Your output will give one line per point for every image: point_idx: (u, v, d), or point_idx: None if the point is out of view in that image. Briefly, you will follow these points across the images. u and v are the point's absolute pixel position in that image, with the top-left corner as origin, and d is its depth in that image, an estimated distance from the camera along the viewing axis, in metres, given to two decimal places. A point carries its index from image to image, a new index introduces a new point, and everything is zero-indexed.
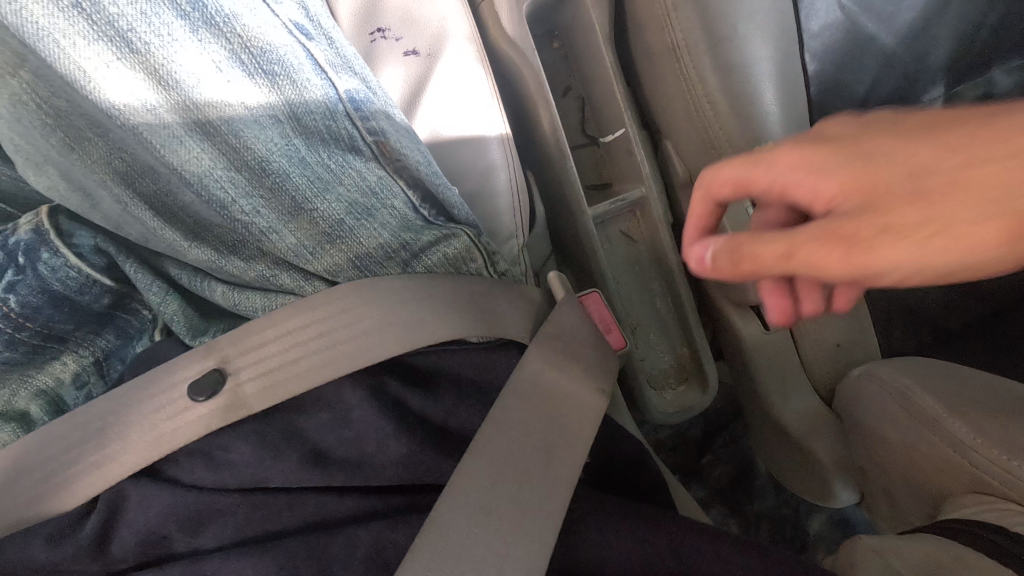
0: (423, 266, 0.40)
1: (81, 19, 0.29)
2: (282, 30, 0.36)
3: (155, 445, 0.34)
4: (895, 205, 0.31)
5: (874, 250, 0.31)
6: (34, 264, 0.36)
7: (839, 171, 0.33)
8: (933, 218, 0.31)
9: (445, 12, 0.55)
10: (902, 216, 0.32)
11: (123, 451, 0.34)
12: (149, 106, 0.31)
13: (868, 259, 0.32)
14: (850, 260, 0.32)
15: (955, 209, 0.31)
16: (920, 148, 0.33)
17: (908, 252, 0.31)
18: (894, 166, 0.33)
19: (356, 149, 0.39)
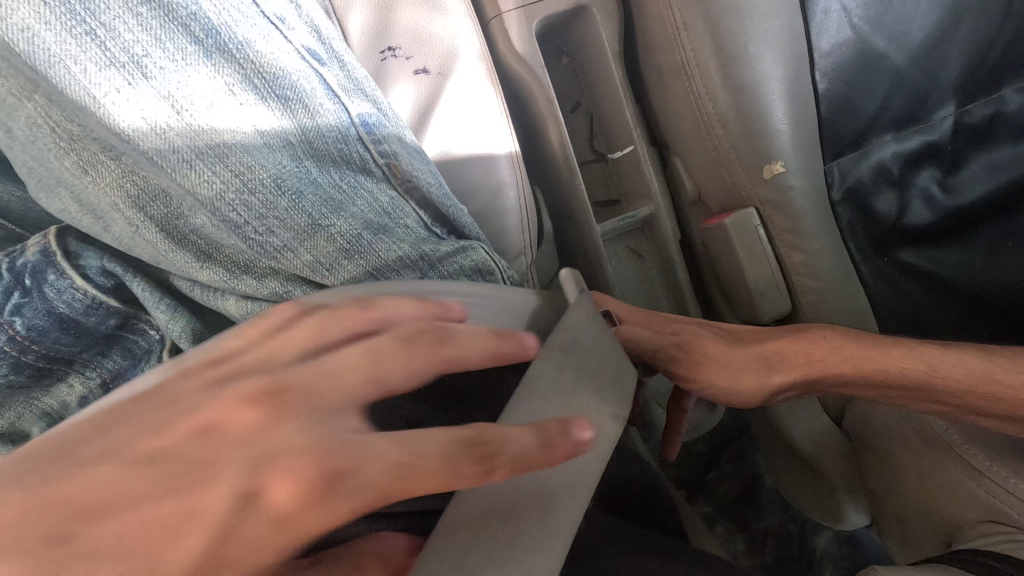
0: (442, 274, 0.39)
1: (94, 45, 0.29)
2: (296, 55, 0.36)
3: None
4: (709, 347, 0.48)
5: (696, 368, 0.47)
6: (42, 287, 0.35)
7: (685, 324, 0.51)
8: (732, 359, 0.47)
9: (453, 31, 0.54)
10: (716, 352, 0.48)
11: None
12: (160, 129, 0.31)
13: (691, 369, 0.47)
14: (684, 366, 0.47)
15: (739, 360, 0.47)
16: (746, 329, 0.52)
17: (713, 377, 0.47)
18: (739, 330, 0.51)
19: (367, 169, 0.39)
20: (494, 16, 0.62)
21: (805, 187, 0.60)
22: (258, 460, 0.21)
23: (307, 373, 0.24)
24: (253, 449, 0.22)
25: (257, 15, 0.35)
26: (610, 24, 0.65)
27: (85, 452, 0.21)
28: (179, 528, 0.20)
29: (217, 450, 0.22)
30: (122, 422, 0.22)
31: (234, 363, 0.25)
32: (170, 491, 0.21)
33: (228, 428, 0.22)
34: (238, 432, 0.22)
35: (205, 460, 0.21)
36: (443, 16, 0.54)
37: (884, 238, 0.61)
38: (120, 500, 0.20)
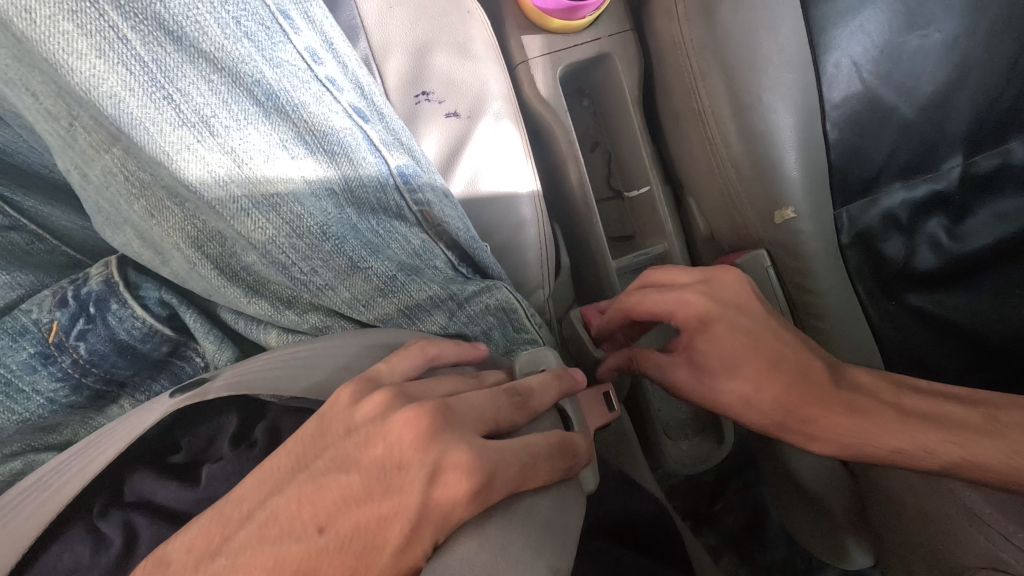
0: (466, 316, 0.42)
1: (169, 108, 0.31)
2: (345, 114, 0.37)
3: (188, 488, 0.36)
4: (738, 356, 0.48)
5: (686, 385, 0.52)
6: (106, 315, 0.39)
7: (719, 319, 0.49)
8: (758, 379, 0.48)
9: (485, 76, 0.58)
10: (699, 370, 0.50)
11: (154, 490, 0.36)
12: (221, 181, 0.33)
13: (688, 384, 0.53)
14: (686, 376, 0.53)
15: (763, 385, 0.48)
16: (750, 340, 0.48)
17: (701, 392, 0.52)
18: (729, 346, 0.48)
19: (401, 216, 0.41)
20: (521, 61, 0.65)
21: (813, 232, 0.63)
22: (432, 469, 0.30)
23: (459, 402, 0.33)
24: (424, 458, 0.30)
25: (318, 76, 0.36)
26: (631, 71, 0.68)
27: (315, 466, 0.31)
28: (389, 515, 0.30)
29: (399, 454, 0.31)
30: (328, 441, 0.32)
31: (394, 386, 0.33)
32: (374, 488, 0.30)
33: (398, 441, 0.31)
34: (408, 445, 0.31)
35: (391, 464, 0.31)
36: (476, 63, 0.58)
37: (887, 282, 0.63)
38: (346, 501, 0.30)
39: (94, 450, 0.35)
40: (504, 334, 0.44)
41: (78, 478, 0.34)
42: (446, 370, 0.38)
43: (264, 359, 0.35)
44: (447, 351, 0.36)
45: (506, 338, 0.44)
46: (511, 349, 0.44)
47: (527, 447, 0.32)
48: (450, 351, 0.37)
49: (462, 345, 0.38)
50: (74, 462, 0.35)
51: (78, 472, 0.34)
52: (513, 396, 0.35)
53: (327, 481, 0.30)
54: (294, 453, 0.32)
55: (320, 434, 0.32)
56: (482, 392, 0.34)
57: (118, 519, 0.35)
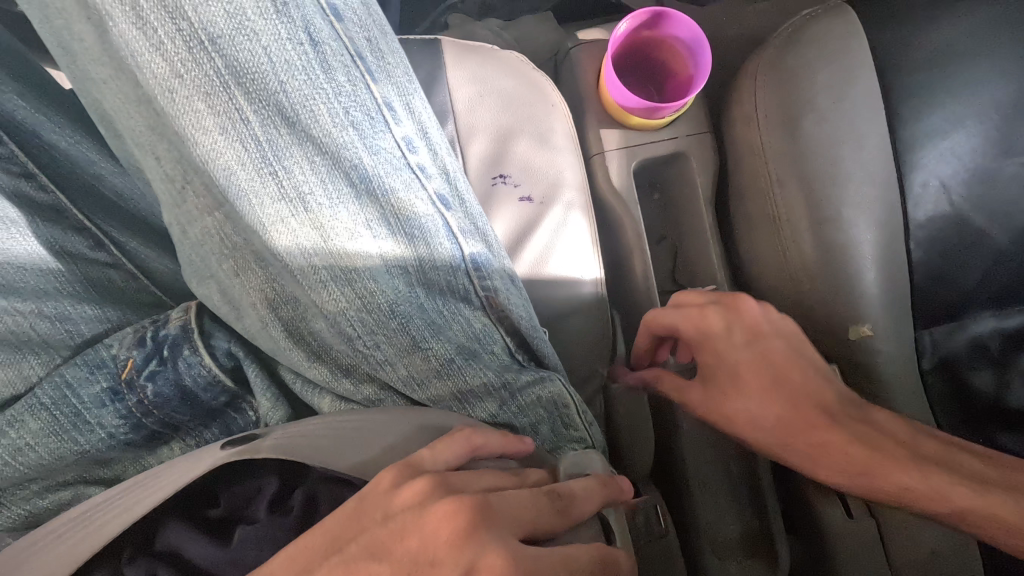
0: (517, 406, 0.41)
1: (273, 183, 0.33)
2: (429, 202, 0.37)
3: (219, 548, 0.35)
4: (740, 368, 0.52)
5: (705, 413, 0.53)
6: (177, 359, 0.41)
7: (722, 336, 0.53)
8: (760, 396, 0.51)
9: (562, 166, 0.60)
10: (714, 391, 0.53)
11: (184, 542, 0.36)
12: (306, 253, 0.34)
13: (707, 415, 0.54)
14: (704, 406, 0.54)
15: (761, 401, 0.51)
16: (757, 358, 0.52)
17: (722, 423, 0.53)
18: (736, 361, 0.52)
19: (467, 299, 0.40)
20: (598, 153, 0.67)
21: (891, 354, 0.59)
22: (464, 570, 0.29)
23: (499, 498, 0.32)
24: (459, 556, 0.30)
25: (411, 163, 0.37)
26: (705, 170, 0.68)
27: (348, 550, 0.30)
28: None
29: (433, 550, 0.30)
30: (365, 524, 0.31)
31: (437, 473, 0.33)
32: None
33: (434, 533, 0.30)
34: (446, 540, 0.30)
35: (425, 559, 0.30)
36: (553, 152, 0.60)
37: (975, 416, 0.59)
38: None
39: (139, 491, 0.36)
40: (554, 431, 0.42)
41: (115, 522, 0.34)
42: (489, 461, 0.37)
43: (312, 425, 0.36)
44: (489, 444, 0.36)
45: (555, 434, 0.42)
46: (558, 447, 0.42)
47: (569, 557, 0.31)
48: (495, 444, 0.36)
49: (506, 437, 0.38)
50: (118, 502, 0.36)
51: (117, 516, 0.35)
52: (554, 499, 0.34)
53: (359, 569, 0.29)
54: (330, 532, 0.31)
55: (357, 515, 0.31)
56: (523, 489, 0.33)
57: (143, 568, 0.35)
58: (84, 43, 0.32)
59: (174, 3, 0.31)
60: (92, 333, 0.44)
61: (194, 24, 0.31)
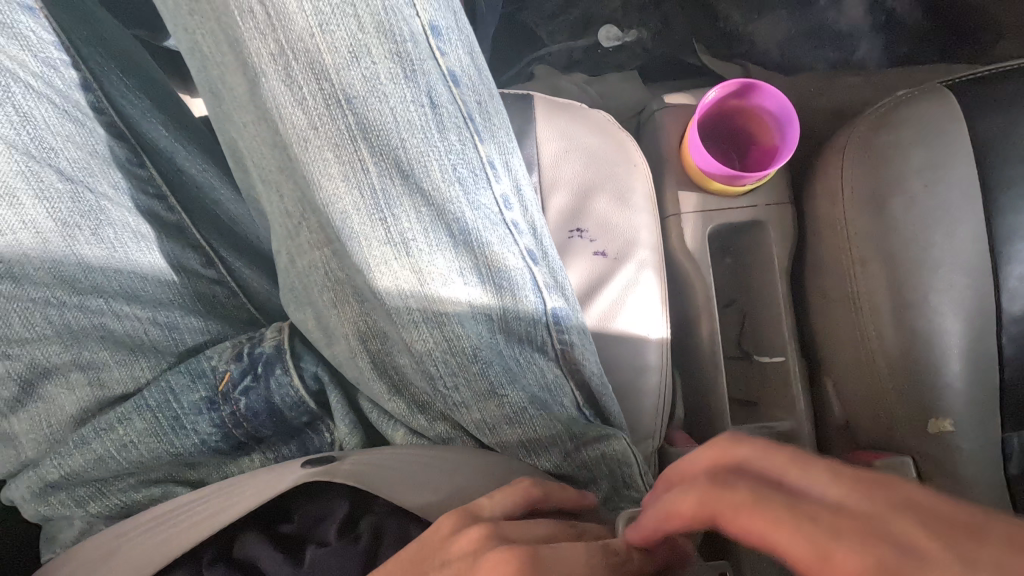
0: (580, 460, 0.42)
1: (381, 227, 0.36)
2: (521, 258, 0.39)
3: (291, 565, 0.37)
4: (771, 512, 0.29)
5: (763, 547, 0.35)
6: (270, 377, 0.44)
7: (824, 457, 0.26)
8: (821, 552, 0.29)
9: (638, 225, 0.61)
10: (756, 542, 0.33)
11: (261, 553, 0.38)
12: (403, 294, 0.37)
13: None
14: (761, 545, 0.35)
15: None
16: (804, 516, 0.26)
17: None
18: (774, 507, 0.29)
19: (543, 349, 0.42)
20: (674, 214, 0.68)
21: (975, 453, 0.55)
22: None
23: (550, 550, 0.30)
24: None
25: (506, 220, 0.39)
26: (783, 241, 0.68)
27: None
28: None
29: None
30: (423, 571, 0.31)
31: (489, 526, 0.32)
32: None
33: None
34: None
35: None
36: (632, 212, 0.61)
37: None
38: None
39: (220, 500, 0.39)
40: (612, 487, 0.42)
41: (201, 526, 0.37)
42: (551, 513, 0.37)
43: (382, 456, 0.38)
44: (548, 498, 0.37)
45: (613, 490, 0.42)
46: (615, 504, 0.42)
47: None
48: (552, 498, 0.37)
49: (568, 492, 0.39)
50: (199, 509, 0.38)
51: (204, 519, 0.37)
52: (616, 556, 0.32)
53: None
54: None
55: (416, 560, 0.31)
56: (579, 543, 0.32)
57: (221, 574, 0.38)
58: (236, 92, 0.36)
59: (320, 66, 0.34)
60: (195, 342, 0.48)
61: (335, 85, 0.34)
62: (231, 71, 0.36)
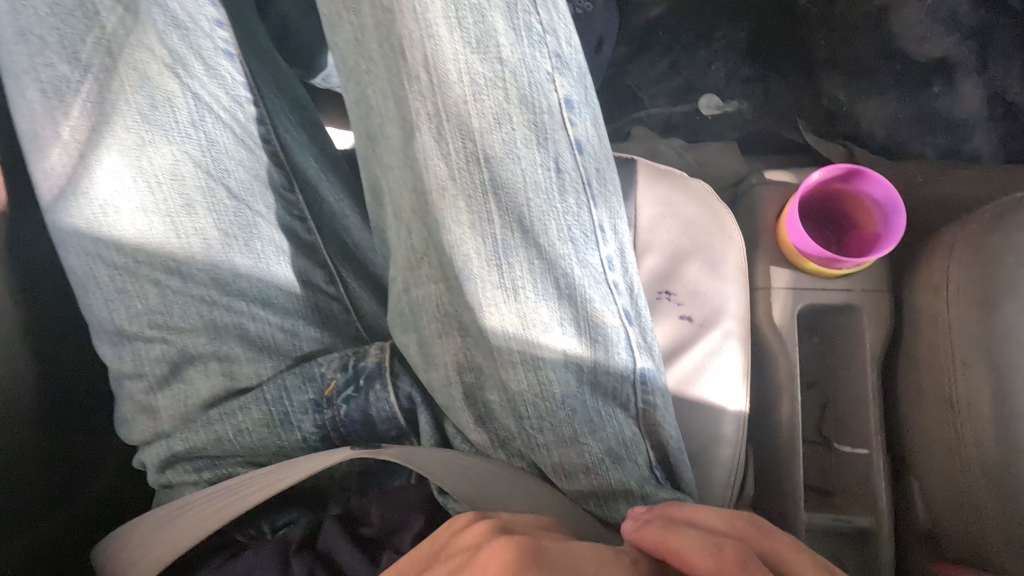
0: None
1: (496, 273, 0.40)
2: (618, 317, 0.41)
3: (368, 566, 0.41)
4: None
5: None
6: (369, 390, 0.49)
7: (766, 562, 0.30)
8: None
9: (726, 295, 0.62)
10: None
11: (337, 549, 0.42)
12: (506, 334, 0.40)
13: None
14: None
15: None
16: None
17: None
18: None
19: (626, 406, 0.43)
20: (763, 287, 0.69)
21: None
22: None
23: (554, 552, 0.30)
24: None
25: (610, 281, 0.41)
26: (877, 329, 0.67)
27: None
28: None
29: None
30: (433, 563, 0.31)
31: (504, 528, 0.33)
32: None
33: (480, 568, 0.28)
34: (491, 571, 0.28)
35: None
36: (721, 281, 0.63)
37: None
38: None
39: (254, 488, 0.42)
40: None
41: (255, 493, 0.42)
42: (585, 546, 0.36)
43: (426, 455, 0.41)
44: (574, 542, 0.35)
45: None
46: None
47: None
48: (578, 535, 0.37)
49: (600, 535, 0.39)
50: (239, 491, 0.43)
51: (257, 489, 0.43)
52: None
53: None
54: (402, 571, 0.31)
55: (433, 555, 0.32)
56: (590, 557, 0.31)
57: (305, 563, 0.42)
58: (389, 140, 0.42)
59: (467, 128, 0.39)
60: (311, 348, 0.54)
61: (477, 146, 0.39)
62: (389, 123, 0.42)
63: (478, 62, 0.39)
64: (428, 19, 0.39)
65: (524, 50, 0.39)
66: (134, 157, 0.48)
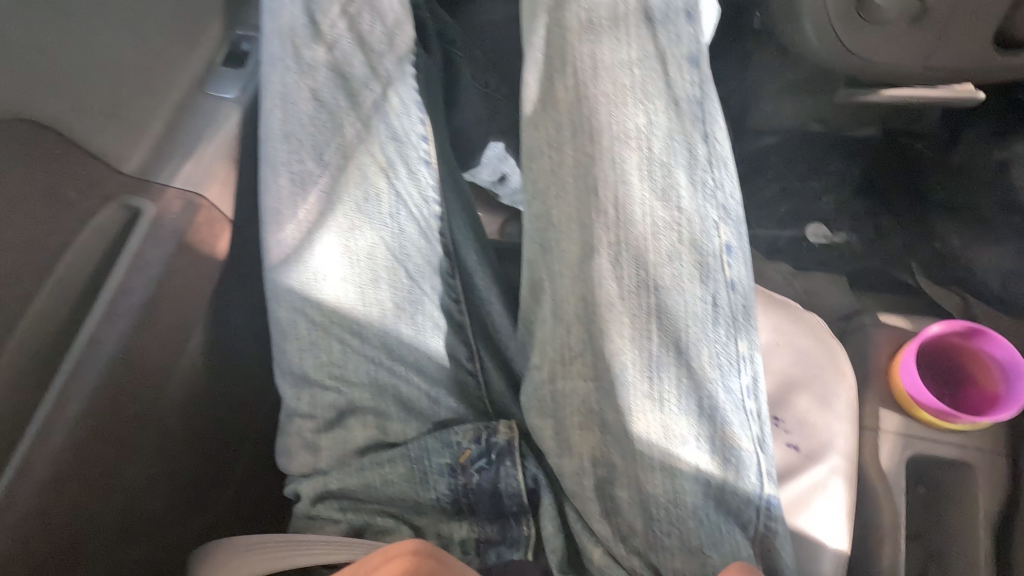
0: None
1: (648, 387, 0.45)
2: (751, 444, 0.46)
3: None
4: None
5: None
6: (501, 465, 0.56)
7: None
8: None
9: (835, 431, 0.64)
10: None
11: None
12: (649, 442, 0.45)
13: None
14: None
15: None
16: None
17: None
18: None
19: (747, 527, 0.46)
20: (871, 428, 0.69)
21: None
22: None
23: None
24: None
25: (744, 408, 0.46)
26: (990, 492, 0.67)
27: None
28: None
29: None
30: None
31: None
32: None
33: None
34: None
35: None
36: (832, 417, 0.65)
37: None
38: None
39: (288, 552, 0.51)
40: None
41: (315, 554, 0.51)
42: None
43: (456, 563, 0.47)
44: None
45: None
46: None
47: None
48: None
49: None
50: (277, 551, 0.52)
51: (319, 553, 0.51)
52: None
53: None
54: None
55: None
56: None
57: None
58: (565, 254, 0.49)
59: (642, 260, 0.46)
60: (448, 415, 0.61)
61: (649, 275, 0.46)
62: (568, 241, 0.49)
63: (661, 208, 0.46)
64: (625, 168, 0.47)
65: (700, 206, 0.46)
66: (346, 239, 0.60)
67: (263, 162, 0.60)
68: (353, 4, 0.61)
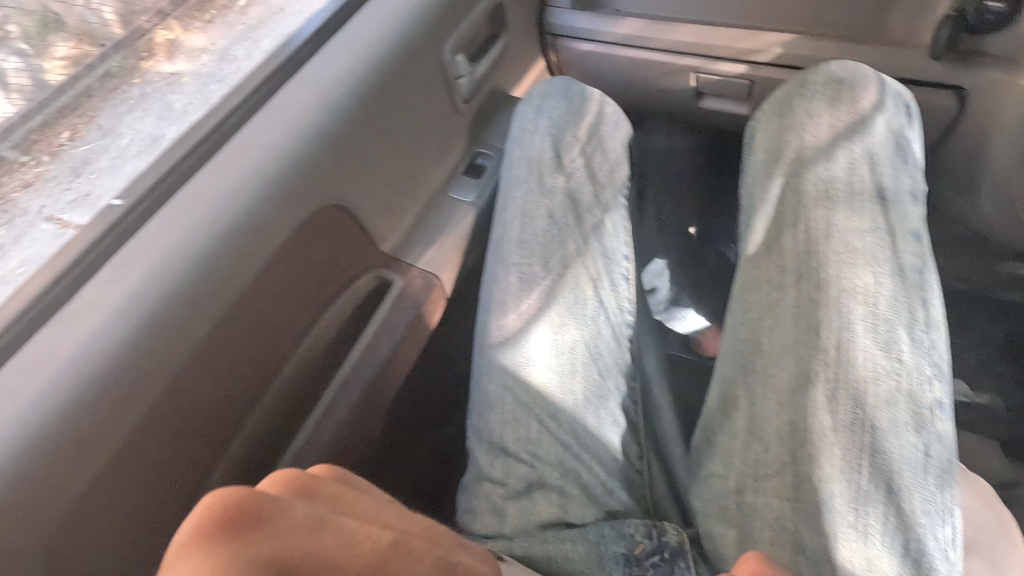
0: None
1: (854, 517, 0.50)
2: None
3: None
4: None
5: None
6: (675, 564, 0.60)
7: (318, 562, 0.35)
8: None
9: None
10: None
11: None
12: (851, 570, 0.48)
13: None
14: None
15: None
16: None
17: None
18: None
19: None
20: None
21: None
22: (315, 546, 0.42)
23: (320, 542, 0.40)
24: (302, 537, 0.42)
25: (947, 560, 0.49)
26: None
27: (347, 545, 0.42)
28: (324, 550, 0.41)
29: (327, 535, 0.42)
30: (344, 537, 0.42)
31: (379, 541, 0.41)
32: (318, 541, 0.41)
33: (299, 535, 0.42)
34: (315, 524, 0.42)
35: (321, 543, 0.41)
36: None
37: None
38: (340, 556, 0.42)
39: None
40: None
41: None
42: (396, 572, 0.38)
43: None
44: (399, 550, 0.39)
45: None
46: None
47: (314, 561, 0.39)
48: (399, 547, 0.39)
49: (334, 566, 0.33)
50: None
51: None
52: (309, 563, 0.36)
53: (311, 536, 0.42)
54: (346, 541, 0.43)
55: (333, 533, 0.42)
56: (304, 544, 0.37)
57: None
58: (773, 381, 0.57)
59: (861, 401, 0.52)
60: (617, 507, 0.66)
61: (865, 415, 0.52)
62: (779, 369, 0.57)
63: (882, 358, 0.53)
64: (849, 317, 0.55)
65: (919, 362, 0.53)
66: (557, 332, 0.71)
67: (493, 259, 0.73)
68: (589, 146, 0.77)
